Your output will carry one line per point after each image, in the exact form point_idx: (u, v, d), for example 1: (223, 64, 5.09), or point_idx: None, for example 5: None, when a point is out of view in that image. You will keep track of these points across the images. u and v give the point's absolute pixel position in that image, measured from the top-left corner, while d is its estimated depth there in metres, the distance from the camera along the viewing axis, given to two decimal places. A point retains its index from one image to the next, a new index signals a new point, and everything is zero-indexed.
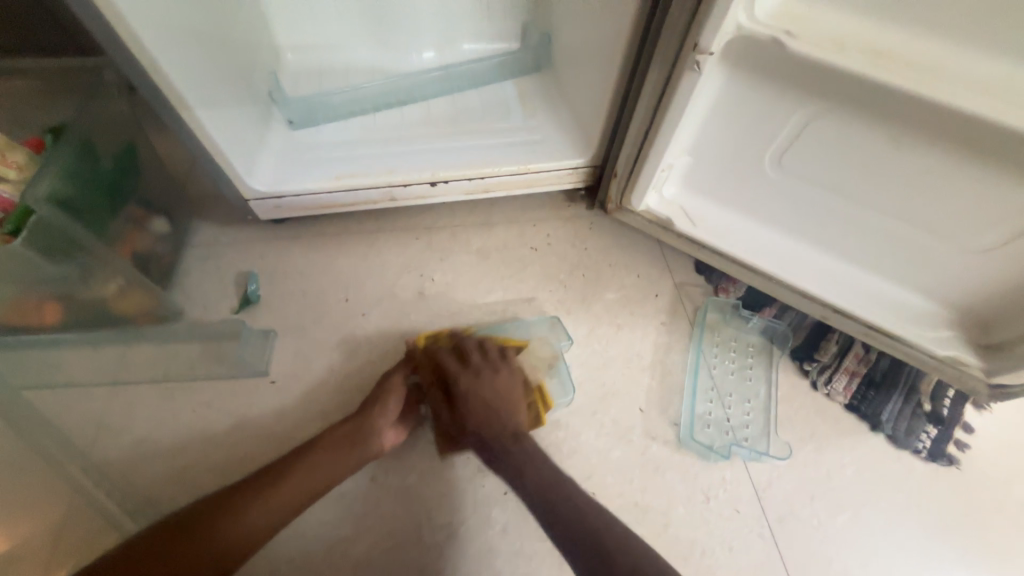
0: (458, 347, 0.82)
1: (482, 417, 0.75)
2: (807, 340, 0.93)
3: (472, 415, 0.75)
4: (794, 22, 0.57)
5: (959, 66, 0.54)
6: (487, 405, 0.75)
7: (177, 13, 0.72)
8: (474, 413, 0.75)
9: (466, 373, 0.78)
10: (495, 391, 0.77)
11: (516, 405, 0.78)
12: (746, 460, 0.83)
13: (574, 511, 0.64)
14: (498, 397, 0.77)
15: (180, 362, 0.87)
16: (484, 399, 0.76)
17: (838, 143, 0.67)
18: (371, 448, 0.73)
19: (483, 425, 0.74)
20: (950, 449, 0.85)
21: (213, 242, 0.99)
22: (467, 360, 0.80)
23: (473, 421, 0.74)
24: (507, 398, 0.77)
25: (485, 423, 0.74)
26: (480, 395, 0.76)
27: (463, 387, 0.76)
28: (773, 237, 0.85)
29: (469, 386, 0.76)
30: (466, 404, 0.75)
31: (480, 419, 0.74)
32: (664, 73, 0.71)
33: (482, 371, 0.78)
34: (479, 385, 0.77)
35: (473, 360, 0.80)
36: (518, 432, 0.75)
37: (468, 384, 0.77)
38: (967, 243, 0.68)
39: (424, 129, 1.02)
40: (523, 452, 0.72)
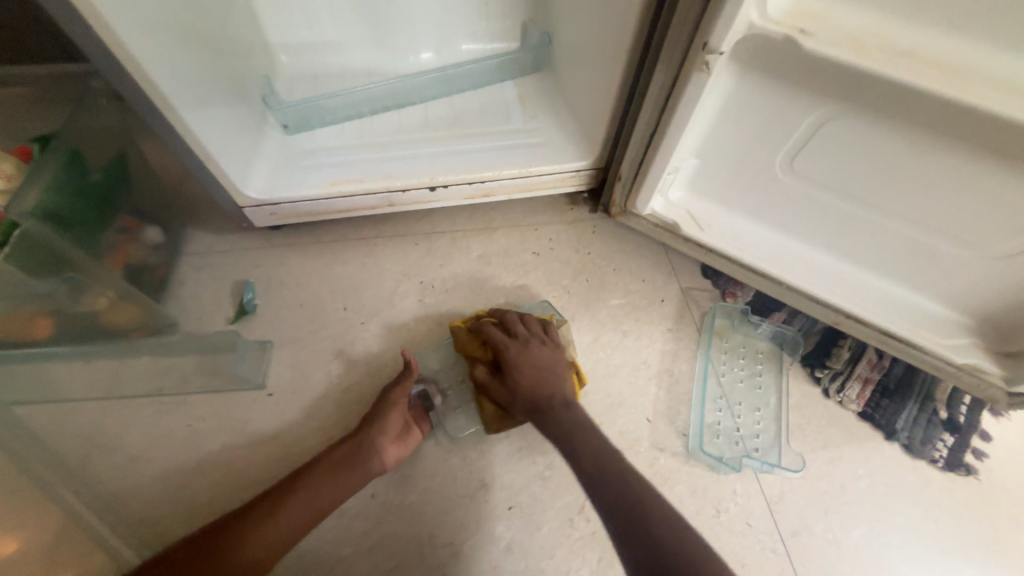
0: (504, 323, 0.82)
1: (534, 382, 0.74)
2: (818, 346, 0.91)
3: (522, 382, 0.74)
4: (809, 20, 0.54)
5: (984, 66, 0.51)
6: (537, 370, 0.75)
7: (165, 17, 0.69)
8: (527, 379, 0.74)
9: (515, 341, 0.77)
10: (549, 359, 0.77)
11: (562, 372, 0.77)
12: (758, 472, 0.80)
13: (633, 521, 0.56)
14: (548, 364, 0.76)
15: (175, 376, 0.85)
16: (535, 364, 0.76)
17: (854, 145, 0.64)
18: (374, 465, 0.72)
19: (532, 389, 0.73)
20: (967, 458, 0.83)
21: (209, 251, 0.97)
22: (513, 329, 0.80)
23: (528, 387, 0.73)
24: (554, 366, 0.76)
25: (540, 387, 0.74)
26: (528, 363, 0.75)
27: (514, 357, 0.75)
28: (784, 241, 0.82)
29: (518, 353, 0.76)
30: (518, 368, 0.74)
31: (531, 388, 0.73)
32: (669, 74, 0.68)
33: (532, 342, 0.78)
34: (529, 353, 0.76)
35: (518, 330, 0.79)
36: (567, 399, 0.74)
37: (518, 354, 0.76)
38: (989, 249, 0.65)
39: (423, 132, 0.99)
40: (574, 417, 0.71)
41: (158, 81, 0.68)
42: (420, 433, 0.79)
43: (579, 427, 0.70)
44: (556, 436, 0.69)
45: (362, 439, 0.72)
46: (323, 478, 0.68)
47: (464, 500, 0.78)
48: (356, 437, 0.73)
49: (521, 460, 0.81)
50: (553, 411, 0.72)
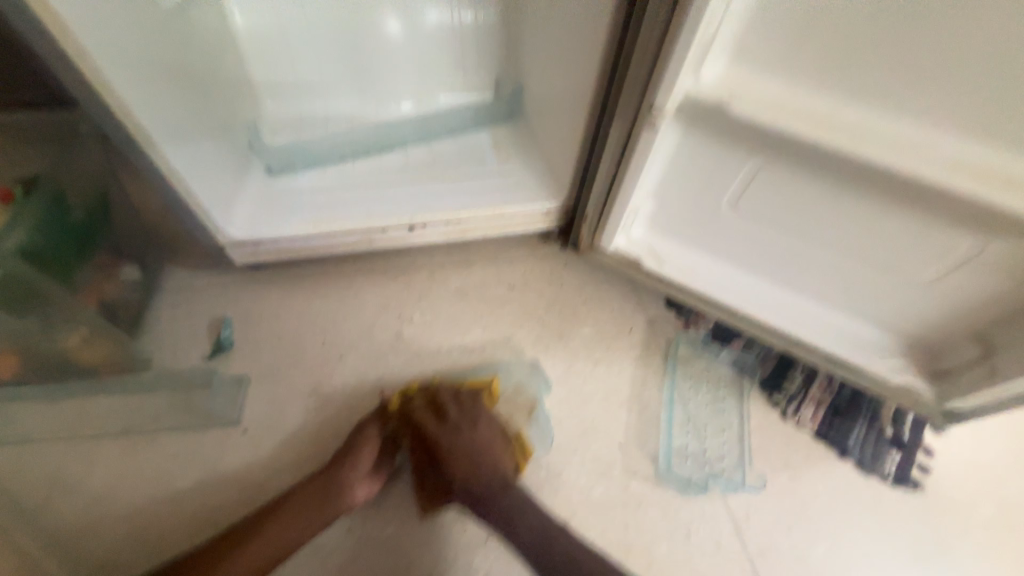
0: (434, 396, 0.83)
1: (467, 468, 0.76)
2: (775, 371, 0.97)
3: (455, 469, 0.76)
4: (736, 87, 0.64)
5: (879, 127, 0.61)
6: (472, 454, 0.77)
7: (159, 71, 0.74)
8: (458, 460, 0.76)
9: (446, 429, 0.79)
10: (486, 438, 0.79)
11: (498, 454, 0.79)
12: (724, 491, 0.84)
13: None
14: (482, 446, 0.78)
15: (145, 413, 0.84)
16: (464, 448, 0.77)
17: (785, 191, 0.73)
18: (343, 501, 0.73)
19: (467, 480, 0.75)
20: (914, 473, 0.89)
21: (187, 287, 0.99)
22: (445, 412, 0.80)
23: (459, 472, 0.75)
24: (488, 447, 0.79)
25: (471, 475, 0.75)
26: (460, 450, 0.77)
27: (443, 441, 0.77)
28: (736, 273, 0.90)
29: (452, 438, 0.78)
30: (451, 453, 0.77)
31: (464, 474, 0.75)
32: (624, 127, 0.77)
33: (462, 424, 0.79)
34: (467, 438, 0.78)
35: (451, 411, 0.80)
36: (506, 482, 0.76)
37: (448, 440, 0.77)
38: (908, 278, 0.74)
39: (402, 175, 1.05)
40: (513, 500, 0.74)
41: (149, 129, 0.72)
42: (388, 471, 0.79)
43: (519, 509, 0.73)
44: (495, 519, 0.73)
45: (333, 475, 0.74)
46: (287, 517, 0.71)
47: (441, 531, 0.78)
48: (327, 473, 0.75)
49: None
50: (487, 503, 0.74)
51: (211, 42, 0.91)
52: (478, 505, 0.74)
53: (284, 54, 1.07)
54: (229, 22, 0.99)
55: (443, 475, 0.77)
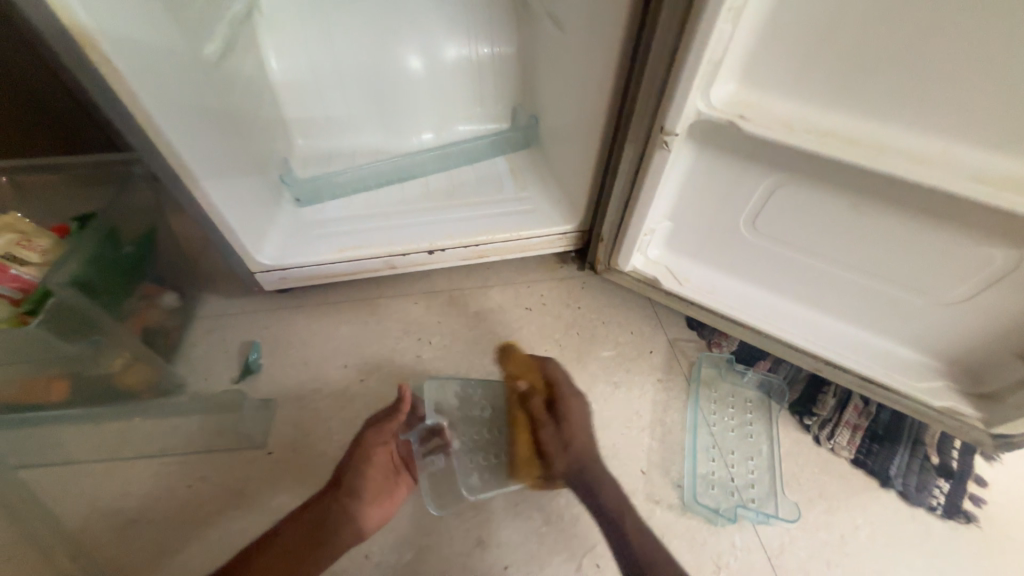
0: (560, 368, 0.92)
1: (575, 435, 0.83)
2: (804, 394, 0.94)
3: (573, 434, 0.83)
4: (745, 108, 0.64)
5: (898, 140, 0.60)
6: (581, 417, 0.86)
7: (201, 113, 0.81)
8: (576, 429, 0.84)
9: (570, 390, 0.88)
10: (582, 415, 0.87)
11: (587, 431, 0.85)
12: (754, 523, 0.80)
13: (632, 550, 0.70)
14: (587, 420, 0.87)
15: (178, 436, 0.88)
16: (580, 419, 0.86)
17: (803, 208, 0.72)
18: (347, 533, 0.70)
19: (575, 444, 0.82)
20: (966, 505, 0.82)
21: (221, 313, 1.04)
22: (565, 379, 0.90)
23: (579, 443, 0.82)
24: (586, 424, 0.86)
25: (585, 449, 0.82)
26: (576, 412, 0.86)
27: (564, 403, 0.86)
28: (757, 292, 0.88)
29: (575, 403, 0.87)
30: (568, 417, 0.85)
31: (581, 443, 0.83)
32: (636, 150, 0.78)
33: (579, 396, 0.89)
34: (578, 405, 0.87)
35: (569, 385, 0.89)
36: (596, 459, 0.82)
37: (573, 401, 0.87)
38: (942, 296, 0.71)
39: (423, 202, 1.09)
40: (603, 472, 0.80)
41: (191, 165, 0.78)
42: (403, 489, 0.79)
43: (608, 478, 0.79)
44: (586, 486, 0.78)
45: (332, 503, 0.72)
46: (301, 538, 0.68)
47: (459, 559, 0.77)
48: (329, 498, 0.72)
49: (516, 515, 0.80)
50: (592, 473, 0.79)
51: (249, 86, 0.99)
52: (581, 475, 0.79)
53: (315, 94, 1.15)
54: (265, 68, 1.08)
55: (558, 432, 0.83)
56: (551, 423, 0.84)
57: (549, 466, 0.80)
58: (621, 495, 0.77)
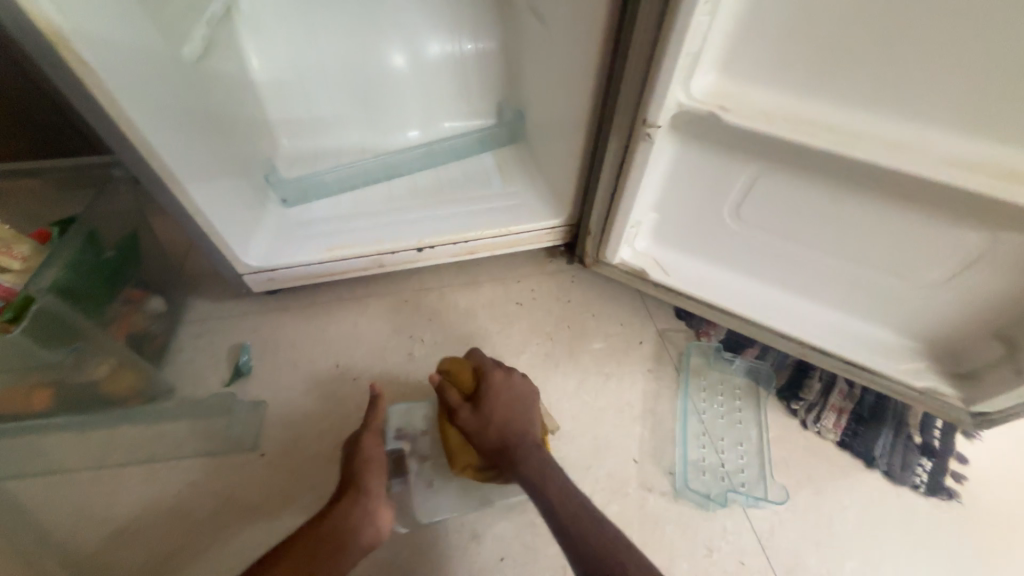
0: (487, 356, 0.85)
1: (506, 417, 0.75)
2: (791, 379, 0.95)
3: (495, 414, 0.75)
4: (726, 99, 0.65)
5: (873, 128, 0.61)
6: (508, 402, 0.77)
7: (182, 114, 0.80)
8: (503, 409, 0.76)
9: (499, 371, 0.80)
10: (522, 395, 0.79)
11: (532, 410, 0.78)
12: (745, 507, 0.81)
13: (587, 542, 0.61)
14: (524, 397, 0.79)
15: (169, 441, 0.87)
16: (508, 398, 0.77)
17: (784, 196, 0.74)
18: (369, 534, 0.65)
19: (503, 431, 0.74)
20: (948, 482, 0.85)
21: (208, 317, 1.03)
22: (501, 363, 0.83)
23: (499, 420, 0.74)
24: (527, 400, 0.79)
25: (511, 423, 0.75)
26: (503, 391, 0.77)
27: (494, 382, 0.78)
28: (743, 281, 0.90)
29: (501, 381, 0.78)
30: (495, 404, 0.76)
31: (503, 422, 0.74)
32: (621, 143, 0.79)
33: (513, 373, 0.81)
34: (510, 382, 0.79)
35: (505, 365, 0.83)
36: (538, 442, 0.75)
37: (500, 380, 0.78)
38: (920, 279, 0.73)
39: (410, 200, 1.09)
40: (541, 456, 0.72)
41: (173, 168, 0.77)
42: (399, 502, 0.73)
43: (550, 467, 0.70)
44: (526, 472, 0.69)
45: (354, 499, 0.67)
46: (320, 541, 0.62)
47: (456, 553, 0.77)
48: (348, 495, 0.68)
49: (511, 509, 0.81)
50: (521, 452, 0.71)
51: (230, 86, 0.98)
52: (510, 452, 0.72)
53: (298, 94, 1.14)
54: (246, 67, 1.06)
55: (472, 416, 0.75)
56: (470, 407, 0.76)
57: (480, 449, 0.75)
58: (562, 478, 0.69)
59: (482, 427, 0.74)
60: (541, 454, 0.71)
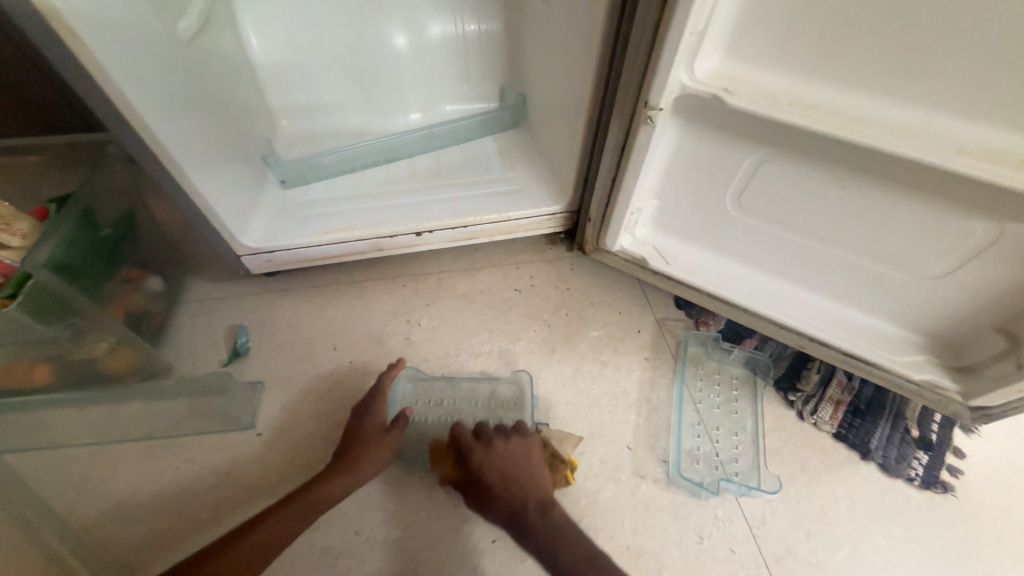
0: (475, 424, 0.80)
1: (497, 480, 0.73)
2: (789, 370, 0.95)
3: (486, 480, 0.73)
4: (730, 81, 0.63)
5: (881, 112, 0.59)
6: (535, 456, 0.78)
7: (178, 91, 0.79)
8: (492, 477, 0.73)
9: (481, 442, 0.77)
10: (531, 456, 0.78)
11: (529, 471, 0.75)
12: (737, 495, 0.81)
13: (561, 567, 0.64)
14: (512, 462, 0.75)
15: (166, 419, 0.88)
16: (497, 468, 0.74)
17: (787, 183, 0.72)
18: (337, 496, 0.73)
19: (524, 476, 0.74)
20: (943, 476, 0.84)
21: (207, 297, 1.03)
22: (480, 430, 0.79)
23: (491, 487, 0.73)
24: (519, 468, 0.75)
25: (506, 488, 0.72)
26: (490, 463, 0.74)
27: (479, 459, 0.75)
28: (743, 270, 0.89)
29: (483, 455, 0.75)
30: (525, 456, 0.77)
31: (496, 486, 0.73)
32: (622, 126, 0.77)
33: (497, 441, 0.77)
34: (495, 453, 0.76)
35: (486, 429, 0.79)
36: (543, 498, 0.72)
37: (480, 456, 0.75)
38: (922, 270, 0.72)
39: (409, 183, 1.08)
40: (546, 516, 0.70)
41: (169, 146, 0.76)
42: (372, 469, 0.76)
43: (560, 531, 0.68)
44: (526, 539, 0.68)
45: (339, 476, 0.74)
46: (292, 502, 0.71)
47: (448, 534, 0.78)
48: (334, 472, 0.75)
49: None
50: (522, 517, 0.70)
51: (227, 64, 0.96)
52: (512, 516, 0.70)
53: (297, 74, 1.12)
54: (245, 45, 1.05)
55: (510, 445, 0.77)
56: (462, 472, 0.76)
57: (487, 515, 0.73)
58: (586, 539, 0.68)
59: (482, 503, 0.73)
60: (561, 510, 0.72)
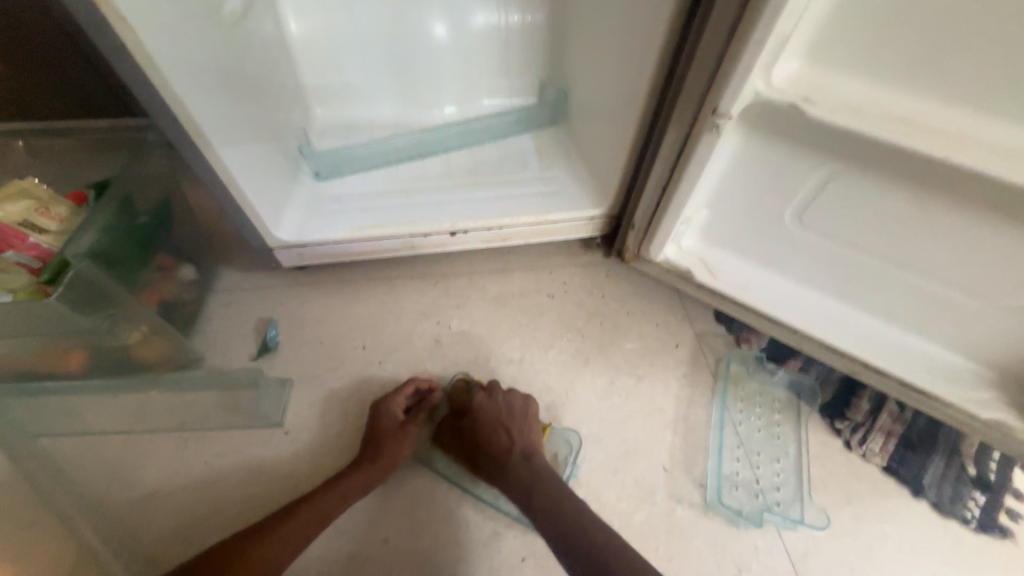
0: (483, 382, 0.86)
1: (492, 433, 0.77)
2: (837, 396, 0.90)
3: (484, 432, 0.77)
4: (811, 90, 0.58)
5: (982, 130, 0.53)
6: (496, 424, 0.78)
7: (218, 78, 0.76)
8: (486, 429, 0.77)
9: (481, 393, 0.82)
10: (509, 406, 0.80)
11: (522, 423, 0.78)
12: (779, 527, 0.78)
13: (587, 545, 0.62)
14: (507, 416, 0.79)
15: (195, 411, 0.87)
16: (493, 418, 0.78)
17: (859, 201, 0.67)
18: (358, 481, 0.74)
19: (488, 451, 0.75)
20: (1001, 519, 0.79)
21: (237, 288, 1.02)
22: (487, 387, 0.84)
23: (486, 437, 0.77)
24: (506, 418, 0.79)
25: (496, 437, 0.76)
26: (487, 413, 0.79)
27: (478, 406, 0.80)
28: (796, 290, 0.84)
29: (483, 404, 0.80)
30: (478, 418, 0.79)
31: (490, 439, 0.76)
32: (680, 133, 0.72)
33: (495, 392, 0.82)
34: (493, 402, 0.80)
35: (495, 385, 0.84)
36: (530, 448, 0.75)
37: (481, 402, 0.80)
38: (1003, 302, 0.66)
39: (444, 180, 1.05)
40: (535, 466, 0.73)
41: (208, 135, 0.74)
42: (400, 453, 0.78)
43: (542, 476, 0.71)
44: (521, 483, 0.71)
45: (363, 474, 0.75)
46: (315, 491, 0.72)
47: (475, 547, 0.76)
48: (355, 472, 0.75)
49: None
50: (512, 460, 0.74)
51: (267, 50, 0.94)
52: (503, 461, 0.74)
53: (334, 62, 1.09)
54: (284, 31, 1.02)
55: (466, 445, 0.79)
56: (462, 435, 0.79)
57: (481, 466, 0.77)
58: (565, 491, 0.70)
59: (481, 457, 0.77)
60: (536, 459, 0.74)
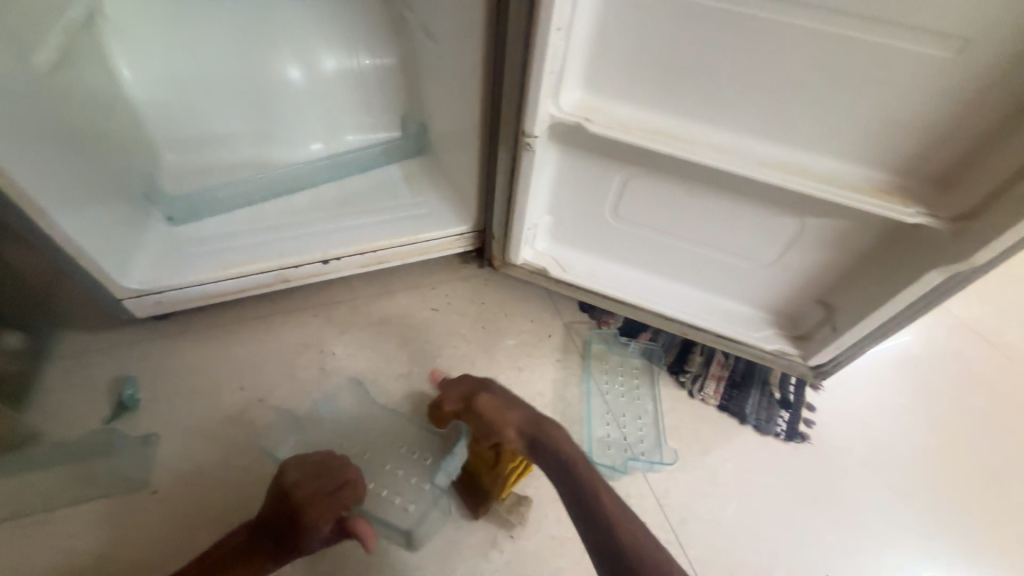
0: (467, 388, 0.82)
1: (496, 418, 0.75)
2: (678, 355, 1.08)
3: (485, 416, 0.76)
4: (589, 111, 0.74)
5: (704, 135, 0.72)
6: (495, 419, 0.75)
7: (34, 128, 0.73)
8: (490, 419, 0.76)
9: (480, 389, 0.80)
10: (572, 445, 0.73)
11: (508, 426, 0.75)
12: (644, 471, 0.92)
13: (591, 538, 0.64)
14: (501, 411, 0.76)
15: (37, 492, 0.79)
16: (492, 408, 0.76)
17: (650, 195, 0.84)
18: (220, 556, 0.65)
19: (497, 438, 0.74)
20: (801, 428, 1.02)
21: (83, 350, 0.93)
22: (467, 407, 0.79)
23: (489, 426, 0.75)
24: (500, 415, 0.76)
25: (500, 422, 0.75)
26: (487, 408, 0.77)
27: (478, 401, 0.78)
28: (630, 272, 1.01)
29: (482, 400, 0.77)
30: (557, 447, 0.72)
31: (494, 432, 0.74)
32: (509, 152, 0.85)
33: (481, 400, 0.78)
34: (487, 400, 0.77)
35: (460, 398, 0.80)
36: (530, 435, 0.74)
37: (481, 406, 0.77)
38: (760, 258, 0.87)
39: (314, 213, 1.07)
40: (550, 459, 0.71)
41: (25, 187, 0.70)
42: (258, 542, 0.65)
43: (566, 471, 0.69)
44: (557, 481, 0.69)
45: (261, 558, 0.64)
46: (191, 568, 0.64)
47: (378, 558, 0.79)
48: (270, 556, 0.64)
49: None
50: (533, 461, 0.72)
51: (98, 100, 0.90)
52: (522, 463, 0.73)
53: (183, 108, 1.09)
54: (116, 78, 0.99)
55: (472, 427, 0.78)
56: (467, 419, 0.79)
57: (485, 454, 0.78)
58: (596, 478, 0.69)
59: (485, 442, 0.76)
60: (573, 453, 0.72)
